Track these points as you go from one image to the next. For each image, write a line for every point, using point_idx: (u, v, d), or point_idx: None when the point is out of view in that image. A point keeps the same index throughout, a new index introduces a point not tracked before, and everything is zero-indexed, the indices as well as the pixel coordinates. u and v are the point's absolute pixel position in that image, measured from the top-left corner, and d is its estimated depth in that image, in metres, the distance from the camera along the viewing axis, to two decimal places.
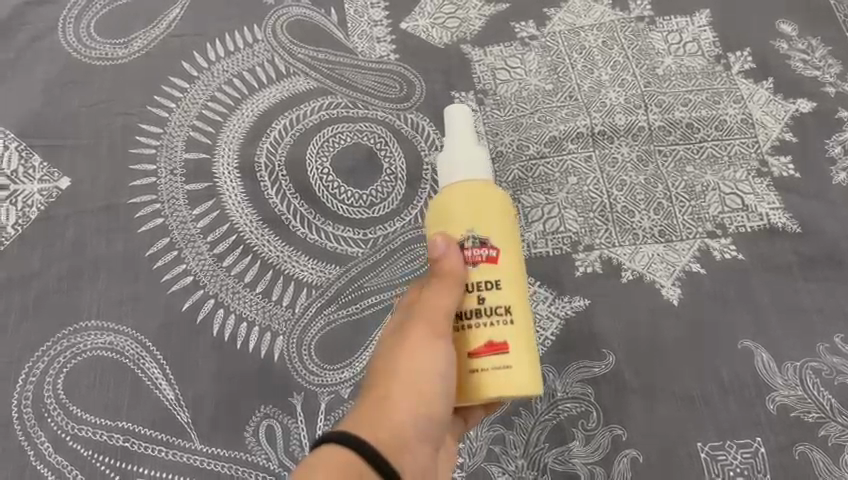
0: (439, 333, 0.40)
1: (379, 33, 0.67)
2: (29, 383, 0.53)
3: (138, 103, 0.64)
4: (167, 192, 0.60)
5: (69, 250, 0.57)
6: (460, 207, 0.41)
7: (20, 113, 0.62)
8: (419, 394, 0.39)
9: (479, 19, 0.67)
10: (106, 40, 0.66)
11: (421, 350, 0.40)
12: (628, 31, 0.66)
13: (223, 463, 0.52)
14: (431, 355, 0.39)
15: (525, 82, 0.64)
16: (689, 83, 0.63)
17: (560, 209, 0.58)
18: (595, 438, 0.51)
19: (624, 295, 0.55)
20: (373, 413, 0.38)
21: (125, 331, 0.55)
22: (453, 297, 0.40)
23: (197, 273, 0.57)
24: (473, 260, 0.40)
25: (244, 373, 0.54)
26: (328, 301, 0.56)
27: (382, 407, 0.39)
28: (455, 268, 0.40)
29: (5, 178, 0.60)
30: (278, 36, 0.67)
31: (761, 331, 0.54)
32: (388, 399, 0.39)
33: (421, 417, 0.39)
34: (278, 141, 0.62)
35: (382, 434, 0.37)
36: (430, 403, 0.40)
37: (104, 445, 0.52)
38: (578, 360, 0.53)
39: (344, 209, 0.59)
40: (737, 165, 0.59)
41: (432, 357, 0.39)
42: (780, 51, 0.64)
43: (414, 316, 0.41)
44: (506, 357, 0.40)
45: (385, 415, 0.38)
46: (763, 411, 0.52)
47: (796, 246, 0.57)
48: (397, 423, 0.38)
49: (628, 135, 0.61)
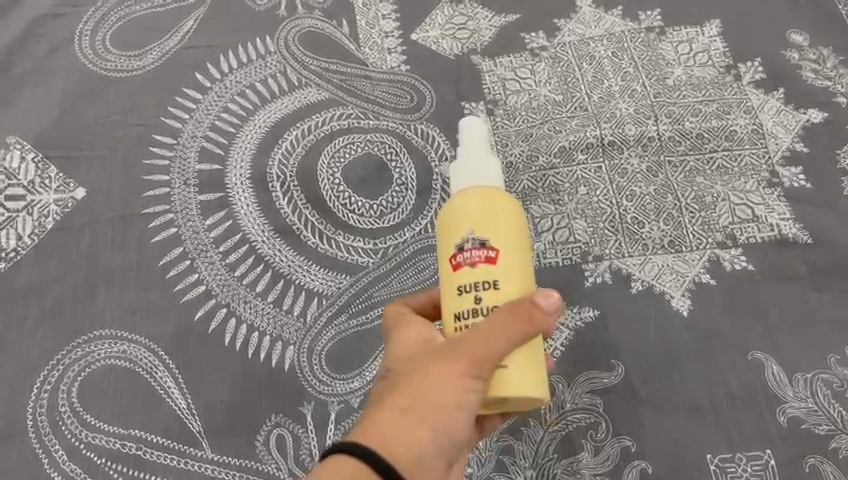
0: (488, 367, 0.36)
1: (390, 45, 0.67)
2: (44, 391, 0.54)
3: (152, 114, 0.64)
4: (180, 202, 0.60)
5: (84, 259, 0.58)
6: (466, 208, 0.39)
7: (37, 123, 0.63)
8: (448, 420, 0.37)
9: (489, 30, 0.67)
10: (121, 52, 0.67)
11: (459, 379, 0.36)
12: (638, 42, 0.66)
13: (233, 471, 0.52)
14: (468, 386, 0.36)
15: (535, 92, 0.64)
16: (699, 93, 0.63)
17: (569, 219, 0.58)
18: (604, 449, 0.51)
19: (634, 305, 0.55)
20: (398, 436, 0.36)
21: (138, 340, 0.56)
22: (513, 338, 0.36)
23: (209, 283, 0.58)
24: (469, 262, 0.38)
25: (255, 382, 0.54)
26: (339, 311, 0.57)
27: (405, 425, 0.36)
28: (534, 308, 0.36)
29: (22, 188, 0.61)
30: (290, 48, 0.67)
31: (772, 342, 0.54)
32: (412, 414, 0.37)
33: (446, 441, 0.38)
34: (290, 151, 0.63)
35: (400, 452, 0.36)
36: (457, 427, 0.37)
37: (117, 452, 0.52)
38: (588, 371, 0.53)
39: (355, 219, 0.60)
40: (747, 176, 0.59)
41: (469, 389, 0.37)
42: (791, 61, 0.64)
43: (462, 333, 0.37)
44: (519, 362, 0.37)
45: (405, 434, 0.36)
46: (773, 423, 0.52)
47: (807, 257, 0.56)
48: (421, 449, 0.36)
49: (638, 145, 0.61)
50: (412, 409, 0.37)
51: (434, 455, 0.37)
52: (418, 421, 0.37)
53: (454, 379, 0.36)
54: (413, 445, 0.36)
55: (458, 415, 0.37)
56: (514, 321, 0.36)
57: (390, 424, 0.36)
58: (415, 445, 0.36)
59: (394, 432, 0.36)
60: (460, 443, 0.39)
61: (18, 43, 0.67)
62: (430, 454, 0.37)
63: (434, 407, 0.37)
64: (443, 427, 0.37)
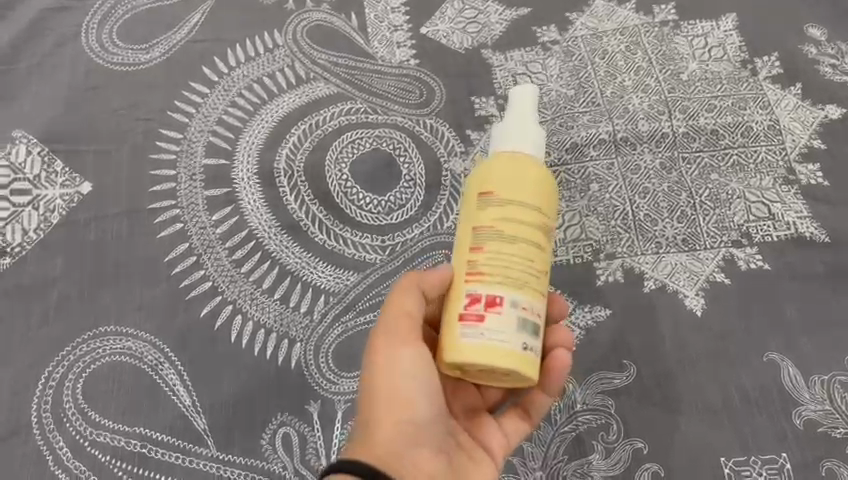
0: (403, 333, 0.44)
1: (399, 38, 0.66)
2: (49, 387, 0.53)
3: (159, 108, 0.64)
4: (187, 197, 0.60)
5: (89, 255, 0.58)
6: None
7: (43, 117, 0.63)
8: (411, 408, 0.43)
9: (500, 23, 0.66)
10: (128, 46, 0.66)
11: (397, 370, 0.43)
12: (652, 36, 0.65)
13: (239, 470, 0.51)
14: (406, 367, 0.43)
15: (546, 87, 0.63)
16: (714, 88, 0.62)
17: (581, 216, 0.57)
18: (615, 451, 0.50)
19: (646, 304, 0.54)
20: (375, 435, 0.42)
21: (143, 337, 0.55)
22: (412, 300, 0.45)
23: (215, 279, 0.57)
24: None
25: (261, 379, 0.54)
26: (346, 308, 0.56)
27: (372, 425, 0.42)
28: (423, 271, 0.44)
29: (28, 182, 0.60)
30: (298, 41, 0.66)
31: (788, 343, 0.53)
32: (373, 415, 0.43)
33: (415, 427, 0.43)
34: (297, 146, 0.62)
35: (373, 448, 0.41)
36: (422, 409, 0.43)
37: (122, 450, 0.52)
38: (599, 371, 0.52)
39: (363, 216, 0.59)
40: (763, 173, 0.58)
41: (409, 371, 0.43)
42: (808, 56, 0.63)
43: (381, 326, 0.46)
44: (444, 328, 0.42)
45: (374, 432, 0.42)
46: (789, 426, 0.50)
47: (824, 256, 0.55)
48: (393, 442, 0.42)
49: (652, 142, 0.60)
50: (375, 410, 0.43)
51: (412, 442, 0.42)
52: (381, 420, 0.42)
53: (396, 369, 0.43)
54: (387, 442, 0.42)
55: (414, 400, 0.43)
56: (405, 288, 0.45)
57: (367, 430, 0.43)
58: (388, 439, 0.42)
59: (373, 434, 0.42)
60: (433, 426, 0.44)
61: (24, 36, 0.66)
62: (405, 442, 0.42)
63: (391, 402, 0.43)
64: (407, 417, 0.43)
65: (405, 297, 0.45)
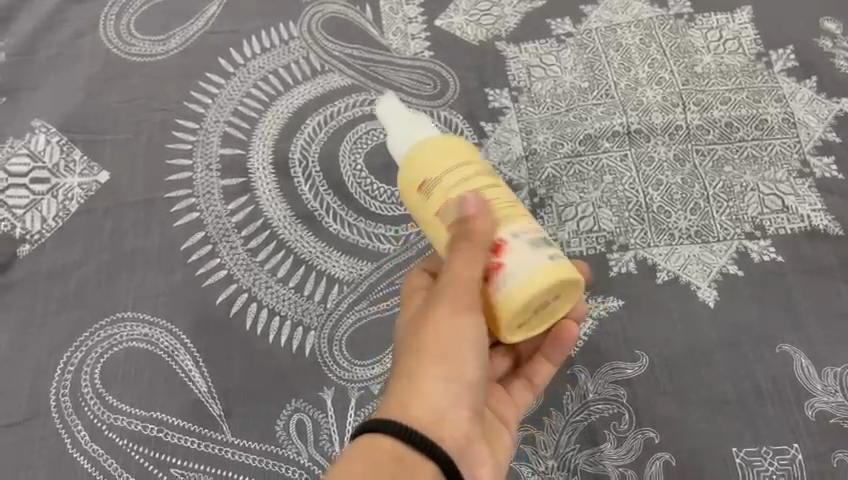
0: (470, 297, 0.39)
1: (414, 30, 0.67)
2: (67, 372, 0.54)
3: (176, 99, 0.64)
4: (203, 187, 0.60)
5: (107, 242, 0.58)
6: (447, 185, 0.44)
7: (61, 107, 0.64)
8: (455, 367, 0.39)
9: (514, 16, 0.67)
10: (146, 37, 0.67)
11: (442, 321, 0.39)
12: (667, 29, 0.65)
13: (253, 455, 0.52)
14: (467, 331, 0.39)
15: (560, 79, 0.63)
16: (729, 81, 0.62)
17: (594, 208, 0.57)
18: (627, 440, 0.50)
19: (659, 296, 0.54)
20: (408, 390, 0.38)
21: (160, 323, 0.56)
22: (475, 265, 0.39)
23: (231, 267, 0.58)
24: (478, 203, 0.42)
25: (276, 367, 0.54)
26: (360, 297, 0.57)
27: (417, 385, 0.38)
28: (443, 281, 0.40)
29: (46, 171, 0.61)
30: (313, 33, 0.67)
31: (800, 336, 0.53)
32: (418, 373, 0.38)
33: (456, 390, 0.39)
34: (312, 137, 0.62)
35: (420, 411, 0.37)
36: (466, 370, 0.39)
37: (139, 434, 0.53)
38: (611, 361, 0.53)
39: (377, 206, 0.60)
40: (777, 165, 0.58)
41: (466, 334, 0.39)
42: (824, 49, 0.63)
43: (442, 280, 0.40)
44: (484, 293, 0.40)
45: (419, 392, 0.38)
46: (801, 417, 0.50)
47: (839, 248, 0.55)
48: (440, 406, 0.38)
49: (666, 134, 0.60)
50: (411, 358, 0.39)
51: (451, 406, 0.38)
52: (416, 372, 0.38)
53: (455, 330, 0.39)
54: (422, 402, 0.37)
55: (458, 357, 0.39)
56: (471, 250, 0.39)
57: (398, 381, 0.39)
58: (424, 402, 0.37)
59: (406, 390, 0.38)
60: (478, 386, 0.40)
61: (43, 27, 0.67)
62: (443, 402, 0.38)
63: (432, 353, 0.38)
64: (447, 379, 0.38)
65: (467, 261, 0.39)
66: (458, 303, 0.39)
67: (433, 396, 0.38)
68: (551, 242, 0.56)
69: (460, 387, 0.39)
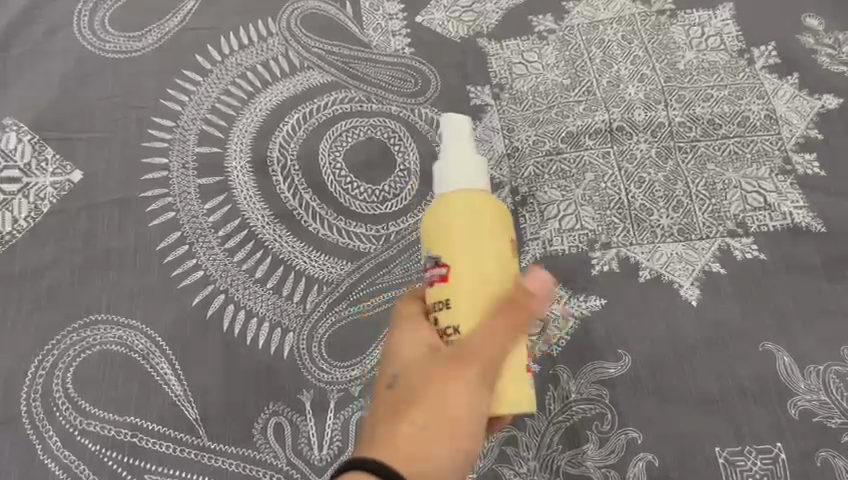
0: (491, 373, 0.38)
1: (394, 27, 0.66)
2: (39, 376, 0.53)
3: (152, 96, 0.63)
4: (179, 186, 0.59)
5: (80, 242, 0.57)
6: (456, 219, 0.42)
7: (34, 105, 0.62)
8: (453, 430, 0.37)
9: (496, 12, 0.66)
10: (120, 33, 0.66)
11: (452, 368, 0.38)
12: (649, 25, 0.64)
13: (231, 460, 0.51)
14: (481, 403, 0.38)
15: (542, 76, 0.63)
16: (711, 78, 0.61)
17: (576, 206, 0.57)
18: (610, 441, 0.50)
19: (641, 295, 0.54)
20: (402, 435, 0.36)
21: (134, 325, 0.54)
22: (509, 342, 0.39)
23: (208, 268, 0.56)
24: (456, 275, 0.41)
25: (253, 369, 0.53)
26: (339, 298, 0.56)
27: (420, 442, 0.36)
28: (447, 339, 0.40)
29: (18, 170, 0.60)
30: (292, 30, 0.66)
31: (783, 333, 0.52)
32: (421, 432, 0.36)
33: (450, 451, 0.36)
34: (291, 135, 0.62)
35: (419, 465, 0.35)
36: (461, 434, 0.37)
37: (112, 439, 0.51)
38: (593, 361, 0.52)
39: (358, 205, 0.59)
40: (760, 163, 0.58)
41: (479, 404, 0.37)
42: (805, 46, 0.62)
43: (471, 355, 0.38)
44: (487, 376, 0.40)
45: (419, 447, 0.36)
46: (785, 415, 0.50)
47: (821, 246, 0.55)
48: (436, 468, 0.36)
49: (648, 131, 0.59)
50: (412, 409, 0.37)
51: (440, 464, 0.36)
52: (413, 423, 0.36)
53: (471, 401, 0.37)
54: (416, 456, 0.35)
55: (459, 418, 0.37)
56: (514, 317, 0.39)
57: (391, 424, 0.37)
58: (415, 455, 0.35)
59: (399, 438, 0.36)
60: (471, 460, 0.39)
61: (15, 23, 0.65)
62: (440, 463, 0.36)
63: (435, 404, 0.37)
64: (444, 439, 0.36)
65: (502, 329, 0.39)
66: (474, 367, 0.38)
67: (425, 452, 0.36)
68: (533, 241, 0.56)
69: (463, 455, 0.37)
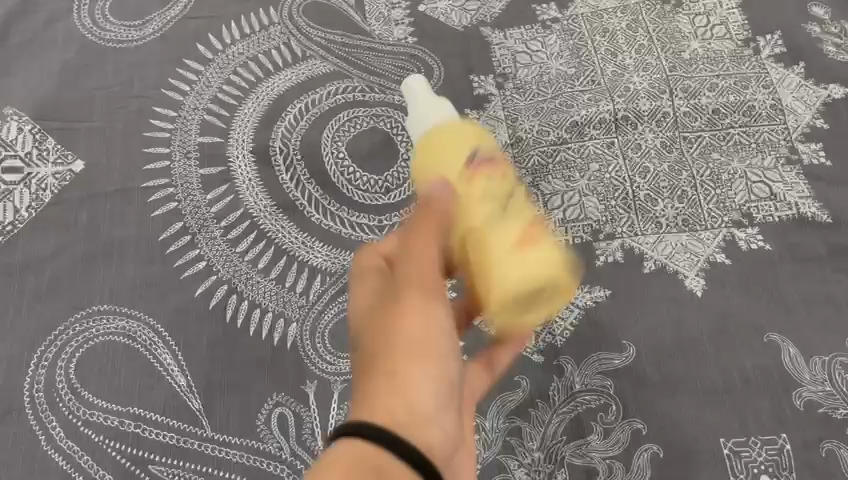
0: (433, 287, 0.33)
1: (397, 16, 0.66)
2: (41, 367, 0.53)
3: (154, 86, 0.63)
4: (181, 176, 0.59)
5: (82, 232, 0.57)
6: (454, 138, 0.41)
7: (35, 94, 0.62)
8: (419, 354, 0.31)
9: (499, 1, 0.66)
10: (121, 22, 0.65)
11: (401, 294, 0.33)
12: (653, 14, 0.64)
13: (234, 450, 0.51)
14: (442, 321, 0.33)
15: (546, 65, 0.62)
16: (716, 67, 0.61)
17: (580, 197, 0.57)
18: (614, 432, 0.50)
19: (646, 285, 0.54)
20: (370, 392, 0.30)
21: (137, 316, 0.54)
22: (434, 246, 0.35)
23: (210, 258, 0.56)
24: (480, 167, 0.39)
25: (256, 360, 0.53)
26: (342, 289, 0.56)
27: (401, 379, 0.30)
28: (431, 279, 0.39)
29: (19, 160, 0.59)
30: (294, 19, 0.66)
31: (788, 324, 0.52)
32: (394, 371, 0.30)
33: (435, 386, 0.31)
34: (293, 125, 0.61)
35: (406, 411, 0.29)
36: (433, 357, 0.31)
37: (115, 430, 0.51)
38: (598, 352, 0.52)
39: (360, 196, 0.59)
40: (765, 152, 0.58)
41: (441, 322, 0.33)
42: (811, 35, 0.62)
43: (401, 275, 0.34)
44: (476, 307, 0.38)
45: (401, 389, 0.30)
46: (790, 406, 0.50)
47: (827, 236, 0.55)
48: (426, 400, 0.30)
49: (653, 121, 0.59)
50: (373, 354, 0.31)
51: (428, 402, 0.30)
52: (386, 364, 0.31)
53: (429, 317, 0.33)
54: (401, 404, 0.29)
55: (422, 338, 0.32)
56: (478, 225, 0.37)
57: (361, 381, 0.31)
58: (400, 416, 0.29)
59: (371, 394, 0.30)
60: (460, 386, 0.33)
61: (15, 12, 0.65)
62: (427, 400, 0.30)
63: (399, 338, 0.31)
64: (419, 372, 0.31)
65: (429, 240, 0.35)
66: (415, 286, 0.33)
67: (411, 392, 0.30)
68: None
69: (445, 381, 0.32)
